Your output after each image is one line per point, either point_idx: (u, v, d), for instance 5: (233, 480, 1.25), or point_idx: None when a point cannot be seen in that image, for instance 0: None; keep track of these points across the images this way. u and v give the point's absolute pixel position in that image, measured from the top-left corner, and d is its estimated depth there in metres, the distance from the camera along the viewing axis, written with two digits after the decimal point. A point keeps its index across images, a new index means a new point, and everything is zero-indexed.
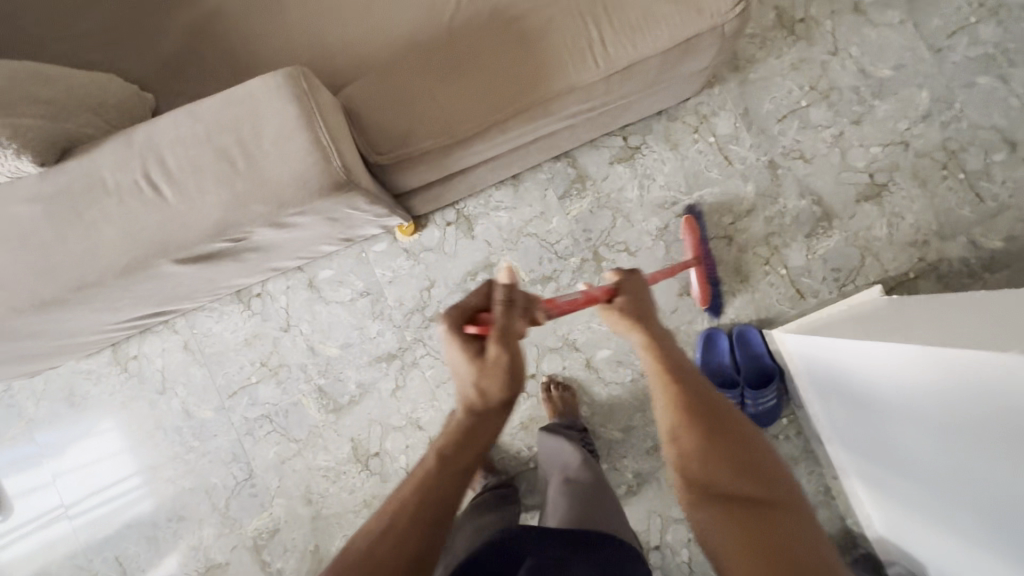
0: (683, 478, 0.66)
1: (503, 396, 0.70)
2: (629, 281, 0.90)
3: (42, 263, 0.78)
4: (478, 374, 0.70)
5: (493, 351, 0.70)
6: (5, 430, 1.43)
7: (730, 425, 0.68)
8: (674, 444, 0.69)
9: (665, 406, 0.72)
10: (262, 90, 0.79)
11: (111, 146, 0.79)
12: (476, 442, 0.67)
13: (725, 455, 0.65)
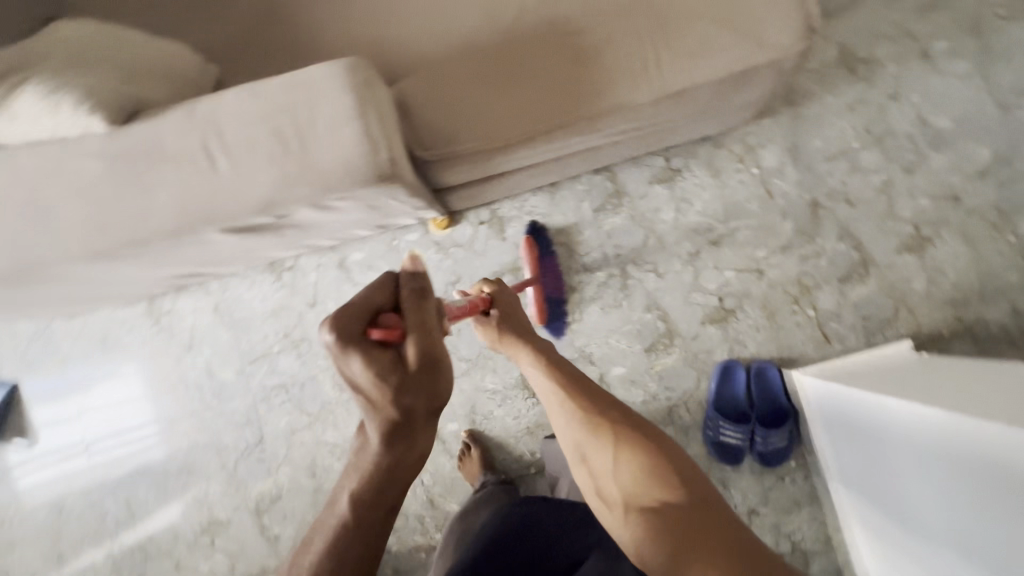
0: (603, 495, 0.69)
1: (427, 409, 0.60)
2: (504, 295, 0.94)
3: (98, 217, 0.82)
4: (395, 390, 0.58)
5: (411, 358, 0.60)
6: (40, 365, 1.51)
7: (633, 429, 0.70)
8: (588, 464, 0.72)
9: (570, 426, 0.75)
10: (321, 78, 0.81)
11: (175, 114, 0.83)
12: (396, 474, 0.59)
13: (632, 463, 0.67)
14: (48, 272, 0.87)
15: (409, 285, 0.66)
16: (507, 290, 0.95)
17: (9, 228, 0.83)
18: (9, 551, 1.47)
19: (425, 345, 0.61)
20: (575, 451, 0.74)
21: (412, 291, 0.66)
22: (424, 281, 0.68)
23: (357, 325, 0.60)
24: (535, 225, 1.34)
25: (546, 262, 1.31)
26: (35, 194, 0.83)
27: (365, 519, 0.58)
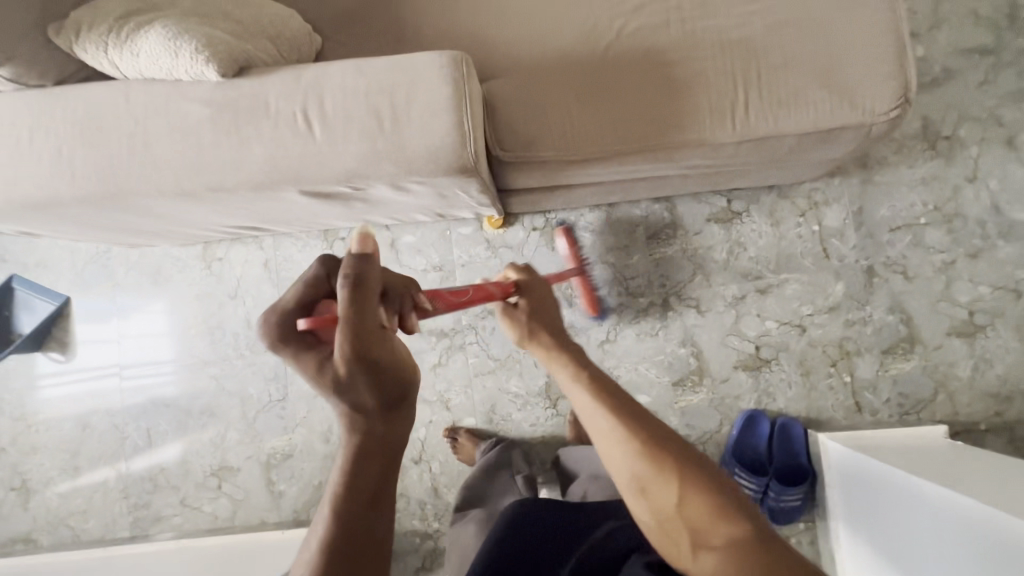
0: (662, 532, 0.57)
1: (383, 400, 0.53)
2: (535, 284, 0.86)
3: (193, 159, 0.87)
4: (334, 387, 0.53)
5: (340, 359, 0.52)
6: (92, 286, 1.57)
7: (697, 458, 0.59)
8: (647, 499, 0.58)
9: (628, 451, 0.59)
10: (426, 66, 0.85)
11: (283, 76, 0.87)
12: (372, 463, 0.51)
13: (701, 499, 0.56)
14: (135, 201, 0.91)
15: (348, 267, 0.54)
16: (536, 279, 0.87)
17: (110, 154, 0.88)
18: (30, 456, 1.54)
19: (359, 341, 0.52)
20: (629, 484, 0.59)
21: (346, 275, 0.53)
22: (369, 264, 0.55)
23: (289, 327, 0.59)
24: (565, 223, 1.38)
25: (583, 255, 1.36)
26: (140, 126, 0.88)
27: (352, 514, 0.49)
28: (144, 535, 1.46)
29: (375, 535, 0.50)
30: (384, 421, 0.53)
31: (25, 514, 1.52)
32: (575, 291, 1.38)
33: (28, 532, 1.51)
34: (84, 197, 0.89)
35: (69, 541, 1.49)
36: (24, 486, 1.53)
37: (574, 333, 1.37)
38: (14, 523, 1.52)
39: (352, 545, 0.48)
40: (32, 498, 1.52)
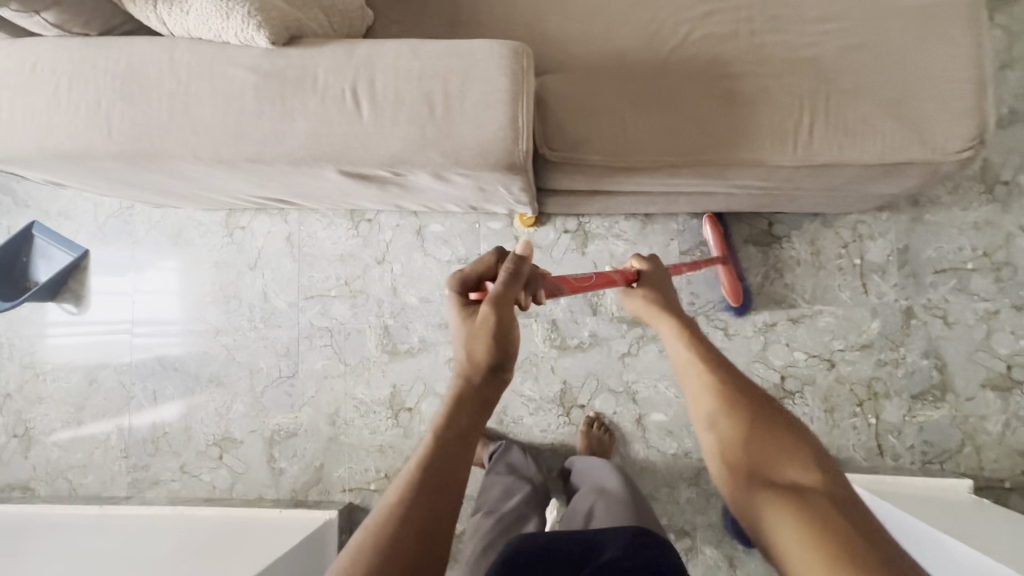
0: (728, 465, 0.69)
1: (493, 359, 0.61)
2: (656, 274, 1.00)
3: (234, 127, 0.84)
4: (467, 329, 0.65)
5: (484, 310, 0.65)
6: (112, 241, 1.56)
7: (772, 413, 0.71)
8: (716, 431, 0.72)
9: (700, 387, 0.77)
10: (485, 55, 0.81)
11: (334, 49, 0.83)
12: (463, 409, 0.57)
13: (764, 441, 0.68)
14: (170, 163, 0.89)
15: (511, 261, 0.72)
16: (659, 269, 1.01)
17: (149, 112, 0.85)
18: (35, 405, 1.53)
19: (499, 304, 0.66)
20: (700, 416, 0.76)
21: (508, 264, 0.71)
22: (524, 266, 0.72)
23: (462, 284, 0.73)
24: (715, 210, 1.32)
25: (731, 243, 1.30)
26: (183, 87, 0.84)
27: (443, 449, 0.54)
28: (141, 496, 1.45)
29: (462, 469, 0.54)
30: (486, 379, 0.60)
31: (25, 462, 1.51)
32: (601, 300, 1.34)
33: (27, 480, 1.51)
34: (119, 154, 0.86)
35: (66, 493, 1.49)
36: (26, 434, 1.52)
37: (595, 342, 1.34)
38: (13, 470, 1.52)
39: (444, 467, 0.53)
40: (33, 447, 1.52)
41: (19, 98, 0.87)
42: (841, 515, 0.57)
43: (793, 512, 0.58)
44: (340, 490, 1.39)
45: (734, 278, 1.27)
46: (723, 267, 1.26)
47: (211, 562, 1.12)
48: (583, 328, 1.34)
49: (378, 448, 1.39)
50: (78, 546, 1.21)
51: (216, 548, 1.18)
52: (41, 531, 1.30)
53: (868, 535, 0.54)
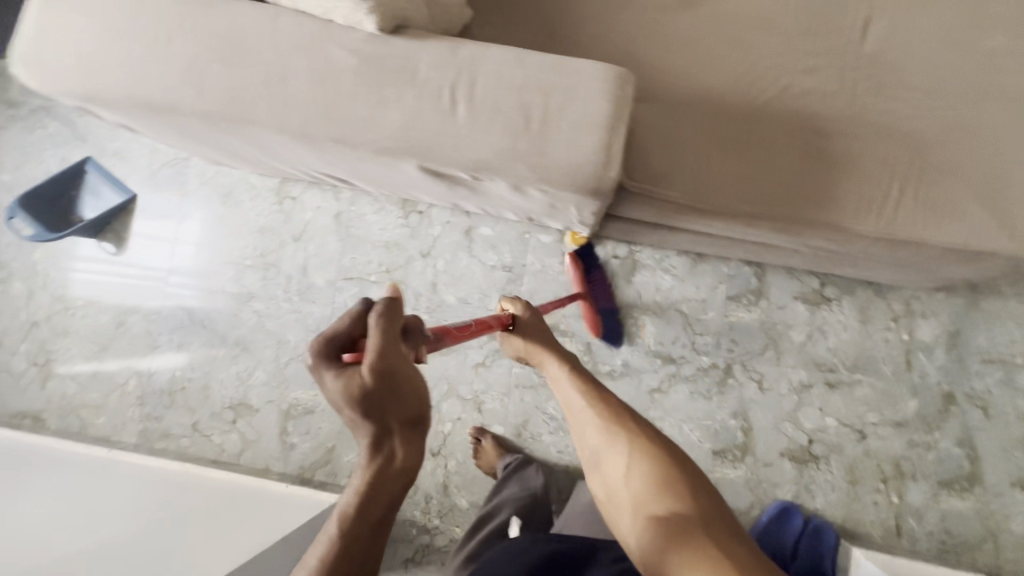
0: (612, 502, 0.72)
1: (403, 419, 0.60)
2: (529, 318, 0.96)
3: (325, 106, 0.83)
4: (359, 404, 0.58)
5: (375, 373, 0.58)
6: (162, 190, 1.56)
7: (648, 437, 0.73)
8: (601, 469, 0.75)
9: (590, 423, 0.78)
10: (589, 76, 0.80)
11: (438, 44, 0.83)
12: (381, 490, 0.59)
13: (644, 469, 0.71)
14: (252, 130, 0.88)
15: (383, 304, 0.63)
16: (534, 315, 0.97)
17: (243, 78, 0.84)
18: (60, 338, 1.54)
19: (390, 362, 0.60)
20: (590, 453, 0.78)
21: (376, 310, 0.62)
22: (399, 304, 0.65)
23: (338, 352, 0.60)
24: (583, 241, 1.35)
25: (596, 277, 1.33)
26: (282, 58, 0.84)
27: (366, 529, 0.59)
28: (149, 447, 1.45)
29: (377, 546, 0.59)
30: (403, 443, 0.60)
31: (41, 392, 1.52)
32: (638, 331, 1.33)
33: (39, 410, 1.51)
34: (205, 113, 0.86)
35: (75, 430, 1.49)
36: (47, 364, 1.53)
37: (627, 372, 1.33)
38: (28, 398, 1.52)
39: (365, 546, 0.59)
40: (51, 379, 1.52)
41: (117, 42, 0.87)
42: (711, 530, 0.61)
43: (670, 538, 0.62)
44: (347, 475, 1.38)
45: (596, 310, 1.31)
46: (585, 302, 1.31)
47: (213, 531, 1.11)
48: (616, 356, 1.33)
49: None
50: (82, 486, 1.20)
51: (218, 515, 1.18)
52: (48, 463, 1.30)
53: (731, 547, 0.59)
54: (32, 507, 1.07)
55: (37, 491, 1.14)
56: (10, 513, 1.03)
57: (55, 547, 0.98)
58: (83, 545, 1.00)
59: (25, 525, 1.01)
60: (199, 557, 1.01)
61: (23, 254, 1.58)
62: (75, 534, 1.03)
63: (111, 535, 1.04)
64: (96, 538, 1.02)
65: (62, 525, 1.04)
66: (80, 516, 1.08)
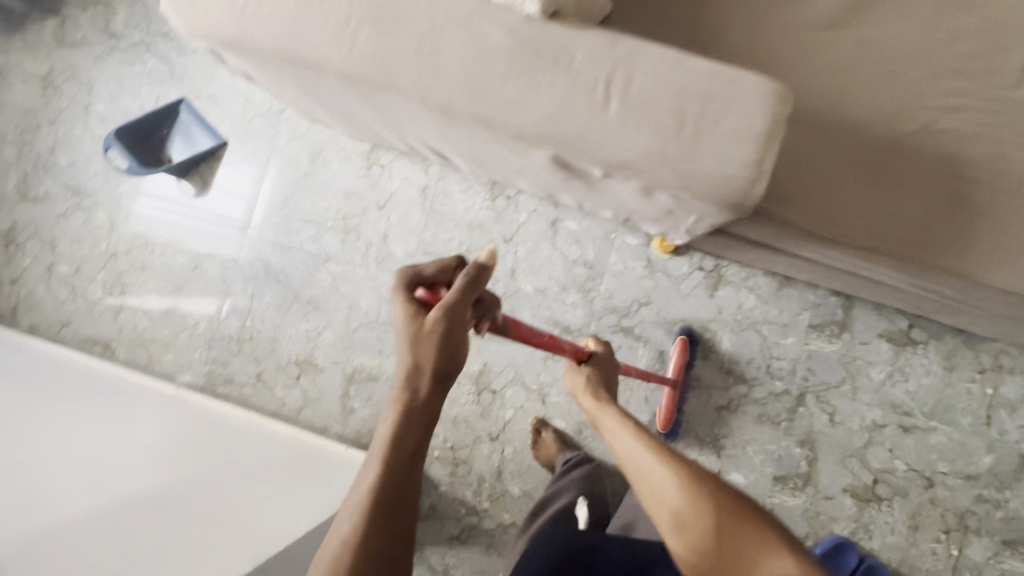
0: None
1: (441, 368, 0.64)
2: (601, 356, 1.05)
3: (474, 83, 0.82)
4: (413, 338, 0.64)
5: (432, 317, 0.64)
6: (251, 140, 1.57)
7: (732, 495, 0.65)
8: (684, 534, 0.64)
9: (660, 481, 0.70)
10: (751, 88, 0.77)
11: (597, 35, 0.81)
12: (417, 426, 0.63)
13: (741, 539, 0.61)
14: (390, 97, 0.88)
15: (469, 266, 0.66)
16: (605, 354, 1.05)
17: (395, 45, 0.84)
18: (137, 272, 1.57)
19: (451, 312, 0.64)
20: (666, 521, 0.67)
21: (465, 269, 0.66)
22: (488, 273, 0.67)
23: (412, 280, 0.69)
24: (692, 331, 1.33)
25: (689, 372, 1.32)
26: (435, 30, 0.83)
27: (393, 464, 0.61)
28: (213, 390, 1.48)
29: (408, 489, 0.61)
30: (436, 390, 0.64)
31: (113, 322, 1.56)
32: (714, 346, 1.33)
33: (109, 339, 1.55)
34: (348, 75, 0.86)
35: (143, 363, 1.53)
36: (121, 298, 1.56)
37: (697, 386, 1.32)
38: (100, 326, 1.56)
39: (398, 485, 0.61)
40: (124, 310, 1.56)
41: None
42: None
43: None
44: None
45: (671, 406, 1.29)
46: (671, 392, 1.29)
47: (242, 499, 1.05)
48: (688, 368, 1.33)
49: (452, 418, 1.39)
50: (111, 419, 1.14)
51: (249, 474, 1.12)
52: (110, 391, 1.32)
53: None
54: (55, 446, 1.00)
55: (64, 422, 1.07)
56: (29, 458, 0.96)
57: (75, 508, 0.91)
58: (108, 504, 0.94)
59: (54, 469, 0.96)
60: (225, 540, 0.95)
61: (111, 186, 1.62)
62: (121, 472, 1.00)
63: (137, 494, 0.97)
64: (121, 497, 0.96)
65: (86, 473, 0.98)
66: (107, 462, 1.01)
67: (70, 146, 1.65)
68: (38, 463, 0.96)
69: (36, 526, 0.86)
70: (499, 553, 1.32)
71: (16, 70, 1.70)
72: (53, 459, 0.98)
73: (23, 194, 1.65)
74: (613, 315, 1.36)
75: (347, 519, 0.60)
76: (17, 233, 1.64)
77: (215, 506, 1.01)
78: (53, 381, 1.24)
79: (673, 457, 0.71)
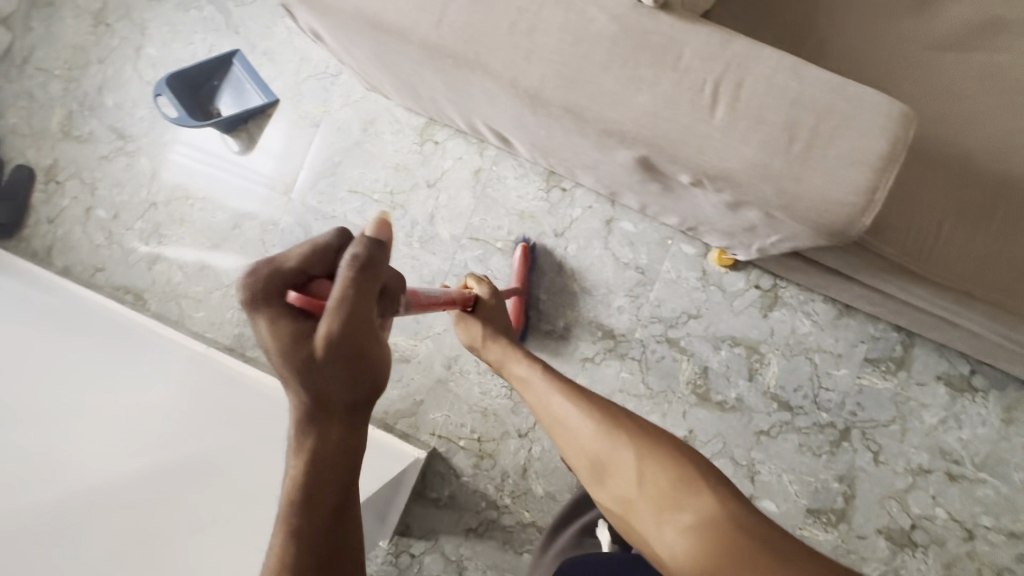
0: (629, 512, 0.62)
1: (350, 398, 0.51)
2: (492, 302, 1.05)
3: (569, 70, 0.76)
4: (302, 372, 0.49)
5: (324, 334, 0.48)
6: (304, 101, 1.52)
7: (643, 427, 0.68)
8: (605, 478, 0.66)
9: (580, 423, 0.72)
10: (873, 109, 0.71)
11: (710, 32, 0.75)
12: (331, 468, 0.50)
13: (655, 466, 0.63)
14: (473, 76, 0.82)
15: (363, 246, 0.51)
16: (498, 299, 1.06)
17: (489, 19, 0.78)
18: (175, 225, 1.54)
19: (347, 323, 0.49)
20: (590, 462, 0.69)
21: (354, 257, 0.50)
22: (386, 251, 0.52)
23: (275, 282, 0.51)
24: (530, 242, 1.37)
25: (530, 278, 1.36)
26: (534, 8, 0.77)
27: (310, 522, 0.49)
28: (241, 353, 1.46)
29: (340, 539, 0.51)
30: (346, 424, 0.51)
31: (147, 273, 1.53)
32: (761, 368, 1.28)
33: (142, 289, 1.53)
34: (432, 46, 0.80)
35: (172, 317, 1.50)
36: (157, 248, 1.54)
37: (738, 407, 1.28)
38: (134, 275, 1.54)
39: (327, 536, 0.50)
40: (159, 262, 1.53)
41: None
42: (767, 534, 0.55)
43: (730, 562, 0.53)
44: (429, 432, 1.38)
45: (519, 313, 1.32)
46: (518, 298, 1.30)
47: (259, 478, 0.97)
48: (732, 388, 1.28)
49: (482, 409, 1.36)
50: (142, 372, 1.10)
51: (268, 448, 1.04)
52: (133, 340, 1.26)
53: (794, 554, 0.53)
54: (47, 409, 0.90)
55: (73, 376, 0.99)
56: (32, 415, 0.88)
57: (62, 486, 0.82)
58: (105, 480, 0.85)
59: (93, 413, 0.93)
60: (226, 537, 0.86)
61: (155, 134, 1.58)
62: (154, 424, 0.97)
63: (132, 473, 0.87)
64: (112, 476, 0.86)
65: (77, 443, 0.88)
66: (120, 424, 0.94)
67: (118, 87, 1.61)
68: (27, 426, 0.86)
69: (73, 477, 0.83)
70: (515, 550, 1.30)
71: (71, 4, 1.66)
72: (43, 422, 0.88)
73: (67, 132, 1.62)
74: (659, 324, 1.32)
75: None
76: (58, 171, 1.61)
77: (228, 486, 0.93)
78: (87, 328, 1.22)
79: (587, 402, 0.74)
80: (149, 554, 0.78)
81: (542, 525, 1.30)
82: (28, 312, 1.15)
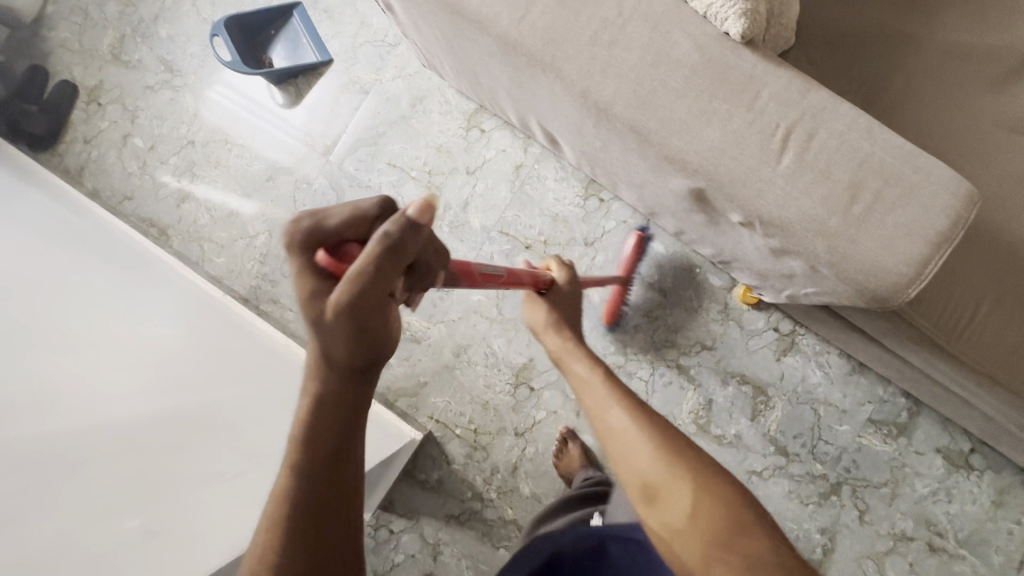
0: (678, 544, 0.60)
1: (354, 362, 0.49)
2: (558, 291, 1.03)
3: (643, 91, 0.76)
4: (313, 326, 0.48)
5: (334, 300, 0.46)
6: (358, 65, 1.50)
7: (698, 451, 0.65)
8: (656, 505, 0.63)
9: (636, 442, 0.67)
10: (939, 183, 0.71)
11: (790, 78, 0.75)
12: (333, 416, 0.49)
13: (716, 501, 0.60)
14: (543, 79, 0.82)
15: (393, 225, 0.47)
16: (569, 287, 1.04)
17: (571, 25, 0.77)
18: (210, 167, 1.54)
19: (361, 299, 0.46)
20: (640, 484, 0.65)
21: (384, 233, 0.47)
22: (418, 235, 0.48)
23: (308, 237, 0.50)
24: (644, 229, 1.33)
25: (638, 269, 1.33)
26: (619, 22, 0.77)
27: (306, 470, 0.49)
28: (255, 305, 1.47)
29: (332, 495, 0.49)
30: (349, 381, 0.49)
31: (174, 210, 1.53)
32: (765, 410, 1.28)
33: (167, 226, 1.53)
34: (508, 40, 0.79)
35: (192, 258, 1.50)
36: (188, 187, 1.54)
37: (736, 444, 1.28)
38: (161, 210, 1.54)
39: (320, 492, 0.49)
40: (188, 201, 1.53)
41: None
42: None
43: None
44: (428, 415, 1.39)
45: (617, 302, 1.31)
46: (617, 287, 1.30)
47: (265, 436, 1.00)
48: (733, 425, 1.29)
49: (483, 402, 1.37)
50: (159, 312, 1.09)
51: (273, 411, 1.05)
52: (151, 275, 1.26)
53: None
54: (55, 332, 0.85)
55: (93, 305, 0.97)
56: (59, 336, 0.85)
57: (78, 413, 0.77)
58: (131, 414, 0.83)
59: (115, 347, 0.91)
60: (235, 491, 0.89)
61: (204, 73, 1.57)
62: (173, 368, 0.97)
63: (135, 413, 0.84)
64: (124, 412, 0.83)
65: (88, 372, 0.84)
66: (142, 361, 0.93)
67: (174, 20, 1.60)
68: (38, 347, 0.81)
69: (104, 405, 0.81)
70: (492, 544, 1.32)
71: None
72: (54, 346, 0.83)
73: (116, 56, 1.61)
74: (673, 349, 1.32)
75: (259, 538, 0.49)
76: (101, 93, 1.60)
77: (239, 440, 0.95)
78: (108, 255, 1.21)
79: (643, 418, 0.70)
80: (166, 498, 0.78)
81: (522, 524, 1.32)
82: (50, 231, 1.13)
